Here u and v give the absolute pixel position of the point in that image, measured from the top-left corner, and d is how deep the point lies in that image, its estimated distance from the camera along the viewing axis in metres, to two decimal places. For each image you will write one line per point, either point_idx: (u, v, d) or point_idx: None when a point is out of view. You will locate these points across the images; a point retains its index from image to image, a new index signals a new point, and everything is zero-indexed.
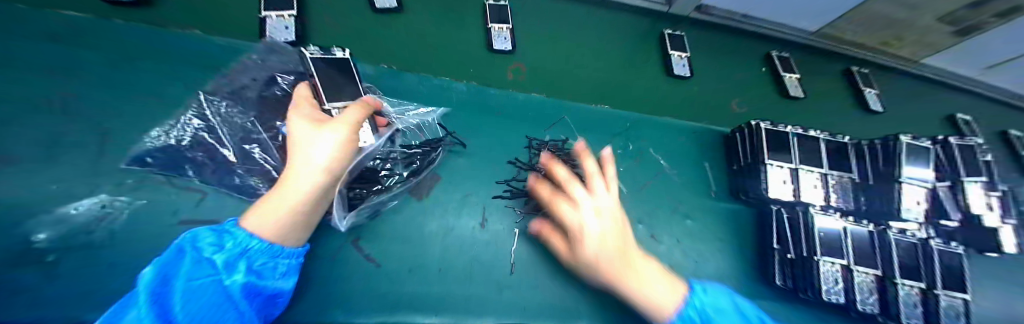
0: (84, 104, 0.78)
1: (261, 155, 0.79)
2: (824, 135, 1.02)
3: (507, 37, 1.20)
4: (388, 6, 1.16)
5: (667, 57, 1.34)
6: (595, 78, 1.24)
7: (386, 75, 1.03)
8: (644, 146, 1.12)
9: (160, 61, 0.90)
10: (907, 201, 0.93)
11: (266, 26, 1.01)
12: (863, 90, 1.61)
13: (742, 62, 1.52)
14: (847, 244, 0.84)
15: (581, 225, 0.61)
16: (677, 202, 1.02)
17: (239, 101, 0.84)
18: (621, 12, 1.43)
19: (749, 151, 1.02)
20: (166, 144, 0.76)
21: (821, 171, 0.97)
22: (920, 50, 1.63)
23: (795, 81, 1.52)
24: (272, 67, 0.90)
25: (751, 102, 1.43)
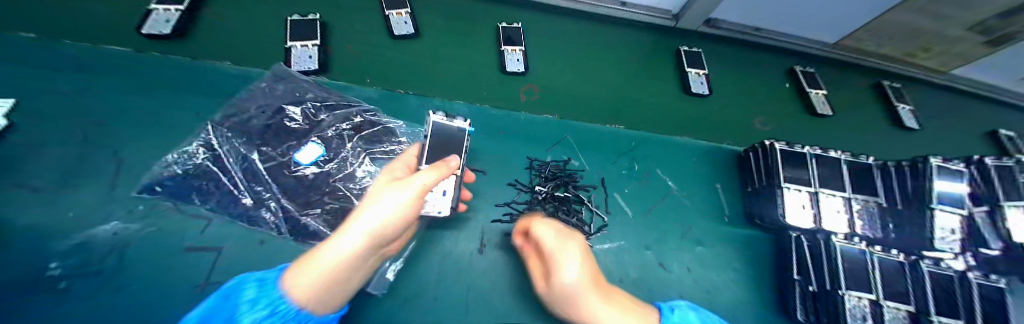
0: (116, 129, 0.83)
1: (264, 183, 0.78)
2: (847, 157, 0.96)
3: (520, 59, 1.26)
4: (406, 33, 1.24)
5: (685, 74, 1.35)
6: (606, 95, 1.27)
7: (384, 98, 1.05)
8: (651, 166, 1.08)
9: (177, 88, 0.93)
10: (940, 229, 0.85)
11: (291, 55, 1.08)
12: (897, 105, 1.53)
13: (756, 75, 1.48)
14: (874, 276, 0.78)
15: (561, 251, 0.61)
16: (689, 227, 0.98)
17: (243, 129, 0.85)
18: (628, 30, 1.48)
19: (763, 172, 0.98)
20: (174, 173, 0.76)
21: (843, 194, 0.91)
22: (946, 61, 1.55)
23: (821, 97, 1.46)
24: (282, 98, 0.93)
25: (771, 118, 1.39)
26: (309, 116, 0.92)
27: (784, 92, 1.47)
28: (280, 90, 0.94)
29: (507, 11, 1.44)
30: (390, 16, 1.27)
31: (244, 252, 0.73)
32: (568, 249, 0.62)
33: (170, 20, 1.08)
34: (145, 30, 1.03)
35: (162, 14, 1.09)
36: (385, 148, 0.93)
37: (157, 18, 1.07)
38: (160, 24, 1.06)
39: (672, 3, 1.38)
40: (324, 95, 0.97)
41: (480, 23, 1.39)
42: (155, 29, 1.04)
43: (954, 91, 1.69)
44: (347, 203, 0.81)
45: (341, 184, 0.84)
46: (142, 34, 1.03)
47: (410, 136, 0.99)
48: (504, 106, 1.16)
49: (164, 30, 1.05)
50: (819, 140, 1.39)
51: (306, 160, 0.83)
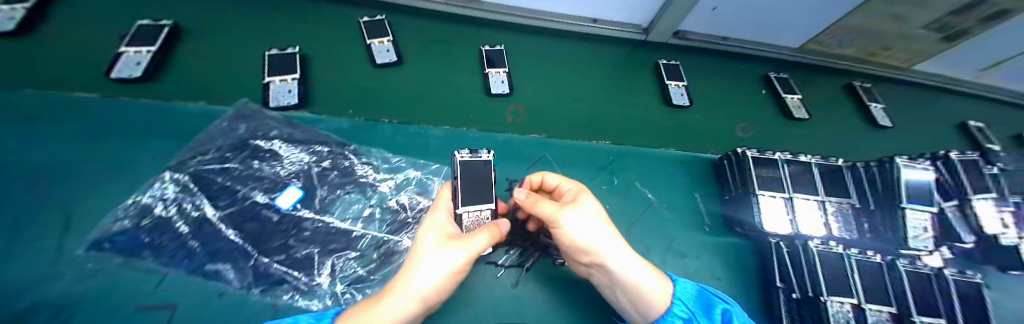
0: (82, 186, 0.87)
1: (230, 231, 0.85)
2: (818, 159, 0.98)
3: (504, 80, 1.31)
4: (389, 61, 1.29)
5: (666, 87, 1.39)
6: (586, 113, 1.28)
7: (363, 129, 1.14)
8: (631, 180, 1.10)
9: (143, 135, 0.99)
10: (914, 229, 0.89)
11: (269, 91, 1.14)
12: (869, 104, 1.57)
13: (730, 81, 1.53)
14: (855, 280, 0.78)
15: (578, 192, 0.82)
16: (673, 238, 0.98)
17: (199, 173, 0.93)
18: (602, 44, 1.54)
19: (738, 178, 1.00)
20: (118, 229, 0.81)
21: (817, 198, 0.92)
22: (910, 58, 1.61)
23: (798, 102, 1.49)
24: (241, 135, 1.05)
25: (753, 124, 1.41)
26: (268, 150, 1.03)
27: (757, 96, 1.51)
28: (241, 130, 1.06)
29: (484, 34, 1.49)
30: (372, 45, 1.33)
31: (205, 306, 0.74)
32: (582, 193, 0.82)
33: (141, 62, 1.11)
34: (114, 74, 1.06)
35: (132, 56, 1.12)
36: (354, 181, 1.03)
37: (127, 60, 1.10)
38: (129, 68, 1.08)
39: (640, 17, 1.45)
40: (286, 131, 1.08)
41: (463, 47, 1.45)
42: (124, 72, 1.07)
43: (923, 85, 1.75)
44: (319, 244, 0.89)
45: (308, 225, 0.92)
46: (111, 79, 1.06)
47: (390, 169, 1.08)
48: (486, 129, 1.20)
49: (134, 73, 1.07)
50: (801, 144, 1.41)
51: (285, 204, 0.93)
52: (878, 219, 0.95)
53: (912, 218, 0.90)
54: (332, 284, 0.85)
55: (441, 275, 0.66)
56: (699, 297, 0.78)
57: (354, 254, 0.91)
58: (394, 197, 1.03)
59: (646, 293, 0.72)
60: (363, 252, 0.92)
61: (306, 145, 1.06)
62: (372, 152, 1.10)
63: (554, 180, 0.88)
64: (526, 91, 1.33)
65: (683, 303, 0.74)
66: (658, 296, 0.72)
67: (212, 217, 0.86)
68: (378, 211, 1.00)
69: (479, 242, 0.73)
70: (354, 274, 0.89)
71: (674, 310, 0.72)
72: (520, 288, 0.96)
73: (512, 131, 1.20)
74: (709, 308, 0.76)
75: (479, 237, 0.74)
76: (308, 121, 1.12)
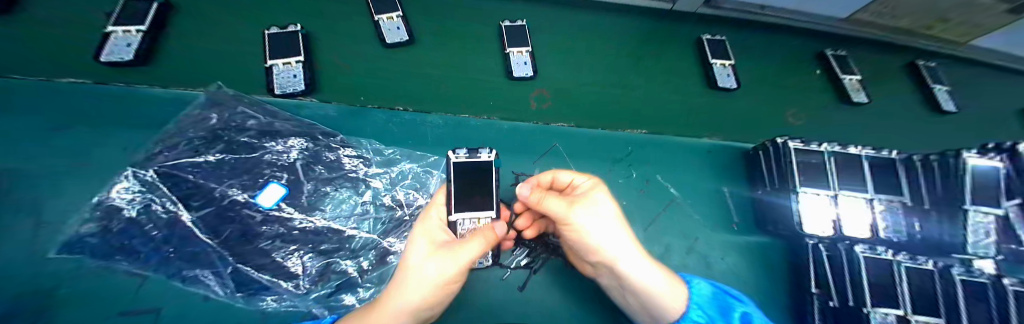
0: (69, 183, 0.90)
1: (202, 234, 0.85)
2: (868, 151, 0.94)
3: (527, 62, 1.23)
4: (400, 41, 1.24)
5: (709, 67, 1.30)
6: (622, 100, 1.23)
7: (352, 117, 1.12)
8: (650, 173, 1.11)
9: (107, 130, 0.98)
10: (976, 234, 0.86)
11: (274, 76, 1.11)
12: (932, 85, 1.45)
13: (773, 58, 1.42)
14: (903, 290, 0.78)
15: (593, 187, 0.72)
16: (698, 237, 1.03)
17: (169, 171, 0.90)
18: (627, 15, 1.40)
19: (773, 169, 0.98)
20: (76, 236, 0.82)
21: (867, 196, 0.89)
22: (974, 32, 1.44)
23: (856, 83, 1.39)
24: (213, 125, 1.00)
25: (789, 109, 1.33)
26: (255, 142, 1.00)
27: (800, 75, 1.40)
28: (213, 119, 1.01)
29: (504, 8, 1.39)
30: (382, 23, 1.26)
31: (192, 309, 0.81)
32: (597, 188, 0.72)
33: (131, 44, 1.09)
34: (105, 58, 1.05)
35: (121, 37, 1.10)
36: (342, 173, 1.04)
37: (116, 42, 1.08)
38: (121, 50, 1.07)
39: None
40: (263, 121, 1.04)
41: (479, 23, 1.35)
42: (116, 56, 1.06)
43: (982, 65, 1.59)
44: (307, 245, 0.92)
45: (296, 224, 0.94)
46: (103, 63, 1.06)
47: (383, 163, 1.08)
48: (511, 117, 1.17)
49: (125, 57, 1.06)
50: (840, 131, 1.32)
51: (268, 203, 0.92)
52: (933, 219, 0.92)
53: (978, 221, 0.85)
54: (322, 288, 0.90)
55: (427, 289, 0.59)
56: (717, 300, 0.75)
57: (346, 254, 0.95)
58: (389, 193, 1.05)
59: (661, 298, 0.67)
60: (354, 252, 0.95)
61: (284, 137, 1.03)
62: (363, 143, 1.09)
63: (566, 178, 0.78)
64: (552, 74, 1.26)
65: (700, 307, 0.72)
66: (673, 299, 0.68)
67: (185, 219, 0.85)
68: (372, 208, 1.02)
69: (470, 252, 0.62)
70: (346, 273, 0.93)
71: (691, 315, 0.70)
72: (532, 282, 0.93)
73: (537, 119, 1.17)
74: (726, 312, 0.73)
75: (470, 248, 0.62)
76: (289, 108, 1.09)
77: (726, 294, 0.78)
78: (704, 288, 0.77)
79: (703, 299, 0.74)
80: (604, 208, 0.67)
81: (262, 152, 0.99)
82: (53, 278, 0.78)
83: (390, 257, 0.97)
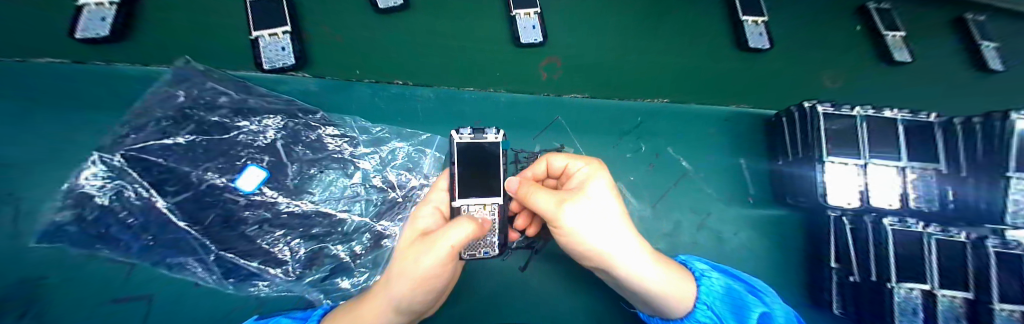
0: (40, 170, 0.85)
1: (182, 223, 0.80)
2: (904, 115, 0.91)
3: (536, 25, 1.09)
4: (394, 5, 1.06)
5: (740, 25, 1.17)
6: (642, 66, 1.12)
7: (333, 92, 1.02)
8: (661, 146, 1.07)
9: (65, 112, 0.90)
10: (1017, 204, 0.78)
11: (261, 51, 0.98)
12: (981, 42, 1.35)
13: (806, 16, 1.30)
14: (932, 264, 0.78)
15: (587, 179, 0.67)
16: (707, 212, 1.02)
17: (137, 155, 0.83)
18: None
19: (800, 139, 0.93)
20: (50, 225, 0.77)
21: (899, 165, 0.87)
22: None
23: (900, 41, 1.30)
24: (181, 102, 0.91)
25: (814, 74, 1.25)
26: (228, 123, 0.93)
27: (833, 35, 1.30)
28: (181, 97, 0.92)
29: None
30: None
31: (189, 294, 0.81)
32: (592, 177, 0.66)
33: (107, 18, 0.94)
34: (79, 34, 0.92)
35: (95, 11, 0.95)
36: (329, 154, 0.98)
37: (90, 16, 0.94)
38: (96, 25, 0.93)
39: None
40: (236, 98, 0.96)
41: None
42: (91, 32, 0.92)
43: None
44: (297, 230, 0.89)
45: (282, 208, 0.90)
46: (77, 39, 0.92)
47: (374, 142, 1.01)
48: (523, 89, 1.08)
49: (101, 33, 0.92)
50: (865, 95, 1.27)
51: (248, 187, 0.86)
52: (971, 186, 0.86)
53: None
54: (315, 274, 0.87)
55: (412, 280, 0.55)
56: (727, 296, 0.71)
57: (338, 238, 0.91)
58: (379, 174, 1.00)
59: (658, 291, 0.64)
60: (347, 236, 0.92)
61: (258, 115, 0.95)
62: (347, 121, 1.01)
63: (559, 162, 0.72)
64: (563, 38, 1.13)
65: (708, 305, 0.67)
66: (674, 295, 0.65)
67: (160, 206, 0.80)
68: (363, 190, 0.97)
69: (450, 236, 0.55)
70: (337, 257, 0.90)
71: (697, 315, 0.67)
72: (534, 261, 0.93)
73: (548, 91, 1.09)
74: (739, 311, 0.68)
75: (450, 231, 0.55)
76: (267, 84, 1.00)
77: (740, 292, 0.71)
78: (715, 285, 0.71)
79: (711, 297, 0.69)
80: (594, 202, 0.62)
81: (236, 133, 0.92)
82: (44, 267, 0.77)
83: (386, 240, 0.94)
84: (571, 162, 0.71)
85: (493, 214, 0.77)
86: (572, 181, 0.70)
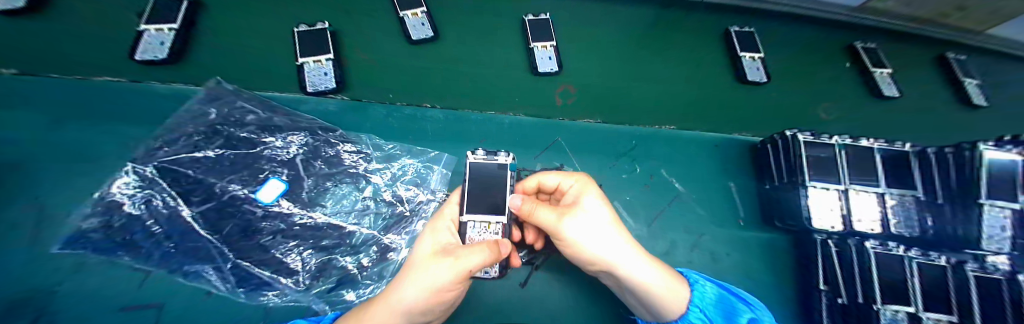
0: (80, 178, 0.91)
1: (201, 230, 0.85)
2: (879, 145, 1.00)
3: (552, 56, 1.21)
4: (426, 37, 1.20)
5: (739, 59, 1.30)
6: (647, 93, 1.22)
7: (351, 112, 1.12)
8: (655, 167, 1.14)
9: (107, 126, 0.98)
10: (994, 230, 0.85)
11: (305, 76, 1.08)
12: (963, 79, 1.46)
13: (797, 52, 1.42)
14: (913, 286, 0.82)
15: (581, 195, 0.76)
16: (700, 233, 1.06)
17: (169, 166, 0.90)
18: (654, 7, 1.39)
19: (785, 164, 1.00)
20: (79, 231, 0.82)
21: (878, 190, 0.94)
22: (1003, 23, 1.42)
23: (887, 77, 1.40)
24: (212, 119, 1.00)
25: (809, 105, 1.33)
26: (252, 139, 1.00)
27: (824, 70, 1.41)
28: (212, 114, 1.01)
29: (527, 1, 1.35)
30: (406, 17, 1.22)
31: (193, 306, 0.82)
32: (586, 192, 0.76)
33: (165, 42, 1.06)
34: (138, 56, 1.02)
35: (154, 35, 1.07)
36: (343, 169, 1.04)
37: (150, 40, 1.05)
38: (154, 48, 1.04)
39: None
40: (263, 116, 1.05)
41: (504, 14, 1.32)
42: (149, 54, 1.03)
43: (1010, 61, 1.58)
44: (308, 241, 0.93)
45: (296, 219, 0.94)
46: (137, 61, 1.03)
47: (385, 158, 1.08)
48: (539, 113, 1.16)
49: (158, 55, 1.03)
50: (861, 125, 1.34)
51: (267, 199, 0.93)
52: (948, 215, 0.93)
53: (996, 214, 0.84)
54: (320, 285, 0.89)
55: (426, 291, 0.58)
56: (719, 302, 0.75)
57: (346, 249, 0.95)
58: (389, 189, 1.05)
59: (659, 296, 0.68)
60: (354, 248, 0.96)
61: (284, 132, 1.03)
62: (363, 138, 1.09)
63: (552, 180, 0.82)
64: (578, 68, 1.24)
65: (700, 309, 0.72)
66: (671, 299, 0.69)
67: (184, 215, 0.86)
68: (373, 203, 1.03)
69: (474, 255, 0.62)
70: (346, 269, 0.93)
71: (691, 317, 0.70)
72: (534, 278, 0.96)
73: (564, 116, 1.17)
74: (729, 315, 0.73)
75: (474, 251, 0.63)
76: (289, 103, 1.09)
77: (731, 297, 0.76)
78: (708, 290, 0.75)
79: (704, 300, 0.74)
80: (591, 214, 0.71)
81: (262, 148, 1.00)
82: (62, 273, 0.80)
83: (391, 253, 0.98)
84: (564, 178, 0.80)
85: (497, 234, 0.81)
86: (567, 197, 0.79)
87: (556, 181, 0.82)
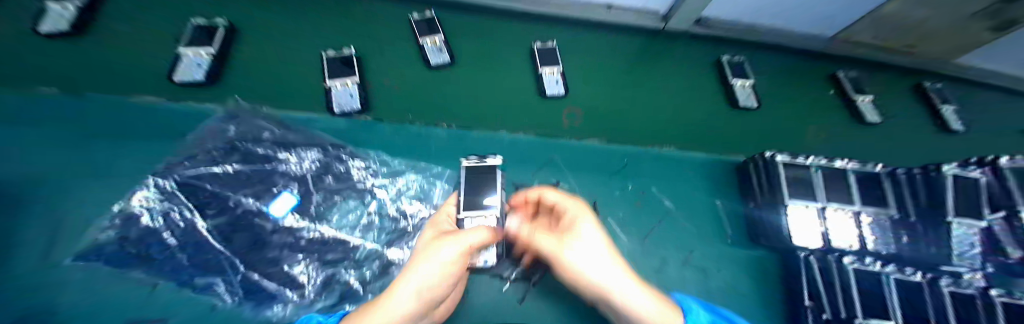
0: (98, 190, 0.93)
1: (216, 243, 0.87)
2: (852, 166, 1.08)
3: (559, 81, 1.30)
4: (443, 62, 1.30)
5: (730, 86, 1.41)
6: (644, 115, 1.32)
7: (360, 130, 1.16)
8: (647, 185, 1.19)
9: (126, 143, 1.02)
10: (963, 246, 0.92)
11: (333, 98, 1.17)
12: (940, 106, 1.56)
13: (783, 79, 1.54)
14: (892, 301, 0.85)
15: (577, 216, 0.81)
16: (692, 249, 1.10)
17: (187, 180, 0.94)
18: (650, 37, 1.53)
19: (766, 181, 1.08)
20: (93, 245, 0.83)
21: (854, 208, 1.00)
22: (968, 52, 1.56)
23: (868, 103, 1.50)
24: (230, 136, 1.06)
25: (799, 128, 1.42)
26: (262, 156, 1.04)
27: (808, 95, 1.52)
28: (230, 131, 1.07)
29: (536, 29, 1.47)
30: (425, 44, 1.32)
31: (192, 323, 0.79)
32: (582, 214, 0.81)
33: (202, 64, 1.14)
34: (177, 78, 1.11)
35: (192, 58, 1.15)
36: (348, 185, 1.07)
37: (188, 63, 1.13)
38: (192, 70, 1.12)
39: (661, 4, 1.39)
40: (275, 135, 1.10)
41: (514, 42, 1.43)
42: (188, 76, 1.11)
43: (980, 85, 1.70)
44: (313, 256, 0.93)
45: (305, 234, 0.96)
46: (176, 82, 1.11)
47: (390, 174, 1.12)
48: (544, 132, 1.23)
49: (197, 77, 1.11)
50: (848, 146, 1.41)
51: (279, 212, 0.96)
52: (920, 231, 0.99)
53: (963, 231, 0.92)
54: (323, 302, 0.87)
55: (433, 272, 0.59)
56: None
57: (350, 264, 0.94)
58: (394, 204, 1.07)
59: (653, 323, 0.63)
60: (357, 263, 0.94)
61: (296, 149, 1.08)
62: (371, 154, 1.13)
63: (551, 200, 0.89)
64: (582, 92, 1.33)
65: None
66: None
67: (201, 227, 0.89)
68: (377, 219, 1.04)
69: (476, 235, 0.65)
70: (348, 284, 0.91)
71: None
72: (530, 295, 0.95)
73: (571, 136, 1.23)
74: None
75: (475, 231, 0.66)
76: (300, 121, 1.14)
77: None
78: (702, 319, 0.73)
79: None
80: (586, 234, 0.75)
81: (276, 164, 1.04)
82: (61, 287, 0.78)
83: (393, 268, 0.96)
84: (562, 199, 0.87)
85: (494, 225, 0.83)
86: (564, 217, 0.84)
87: (554, 202, 0.88)
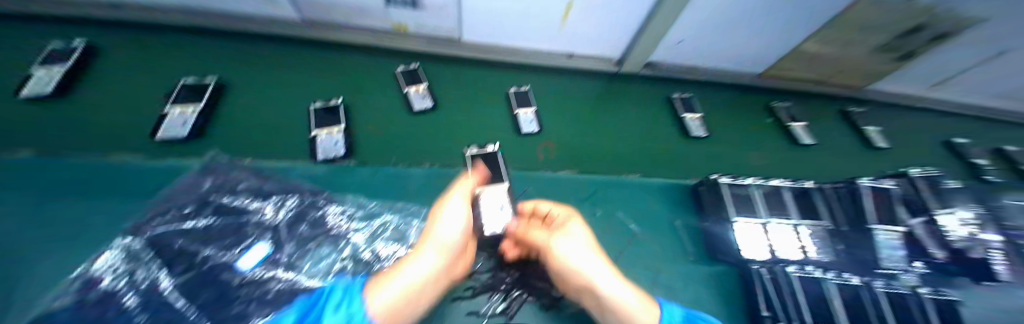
0: (47, 252, 0.86)
1: (180, 300, 0.76)
2: (785, 183, 1.23)
3: (533, 119, 1.45)
4: (425, 106, 1.44)
5: (682, 120, 1.64)
6: (610, 146, 1.48)
7: (334, 175, 1.18)
8: (614, 210, 1.23)
9: (90, 202, 0.98)
10: (887, 250, 1.05)
11: (318, 147, 1.23)
12: (863, 127, 1.82)
13: (727, 111, 1.77)
14: (837, 308, 0.91)
15: (567, 219, 0.87)
16: (660, 270, 1.09)
17: (155, 238, 0.88)
18: (607, 80, 1.78)
19: (712, 201, 1.21)
20: (45, 314, 0.72)
21: (791, 221, 1.09)
22: (869, 80, 1.88)
23: (801, 128, 1.74)
24: (205, 192, 1.04)
25: (748, 151, 1.60)
26: (229, 209, 1.01)
27: (751, 123, 1.74)
28: (206, 185, 1.06)
29: (509, 77, 1.68)
30: (409, 92, 1.48)
31: None
32: (572, 218, 0.87)
33: (187, 122, 1.22)
34: (160, 135, 1.17)
35: (177, 116, 1.24)
36: (318, 230, 1.03)
37: (172, 121, 1.22)
38: (176, 127, 1.20)
39: (615, 50, 1.70)
40: (253, 185, 1.10)
41: (490, 90, 1.61)
42: (170, 133, 1.18)
43: (885, 105, 2.03)
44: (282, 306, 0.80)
45: (273, 285, 0.87)
46: (156, 139, 1.17)
47: (364, 216, 1.09)
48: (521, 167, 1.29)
49: (179, 134, 1.18)
50: (794, 165, 1.58)
51: (246, 265, 0.88)
52: (852, 238, 1.09)
53: (884, 238, 1.06)
54: None
55: (456, 221, 0.80)
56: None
57: None
58: (368, 247, 1.02)
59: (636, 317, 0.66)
60: None
61: (269, 197, 1.07)
62: (347, 198, 1.13)
63: (545, 207, 0.94)
64: (553, 129, 1.48)
65: None
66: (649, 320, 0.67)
67: (164, 286, 0.78)
68: (350, 265, 0.97)
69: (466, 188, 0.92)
70: None
71: None
72: None
73: (548, 168, 1.31)
74: None
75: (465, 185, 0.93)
76: (277, 171, 1.17)
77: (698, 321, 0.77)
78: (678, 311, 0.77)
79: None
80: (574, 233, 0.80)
81: (250, 216, 1.01)
82: None
83: None
84: (554, 206, 0.93)
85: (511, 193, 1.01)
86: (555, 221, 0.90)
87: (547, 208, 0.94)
